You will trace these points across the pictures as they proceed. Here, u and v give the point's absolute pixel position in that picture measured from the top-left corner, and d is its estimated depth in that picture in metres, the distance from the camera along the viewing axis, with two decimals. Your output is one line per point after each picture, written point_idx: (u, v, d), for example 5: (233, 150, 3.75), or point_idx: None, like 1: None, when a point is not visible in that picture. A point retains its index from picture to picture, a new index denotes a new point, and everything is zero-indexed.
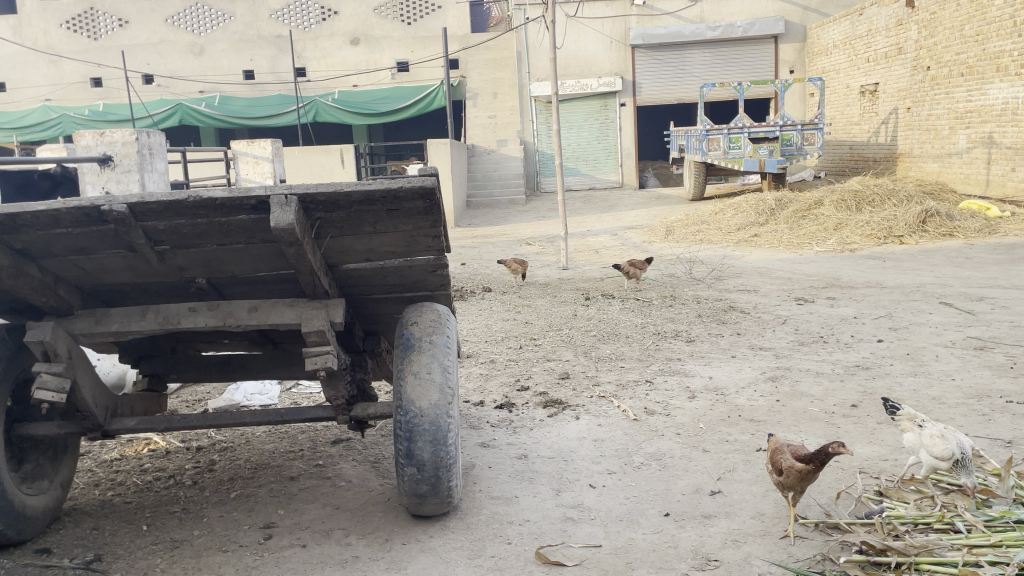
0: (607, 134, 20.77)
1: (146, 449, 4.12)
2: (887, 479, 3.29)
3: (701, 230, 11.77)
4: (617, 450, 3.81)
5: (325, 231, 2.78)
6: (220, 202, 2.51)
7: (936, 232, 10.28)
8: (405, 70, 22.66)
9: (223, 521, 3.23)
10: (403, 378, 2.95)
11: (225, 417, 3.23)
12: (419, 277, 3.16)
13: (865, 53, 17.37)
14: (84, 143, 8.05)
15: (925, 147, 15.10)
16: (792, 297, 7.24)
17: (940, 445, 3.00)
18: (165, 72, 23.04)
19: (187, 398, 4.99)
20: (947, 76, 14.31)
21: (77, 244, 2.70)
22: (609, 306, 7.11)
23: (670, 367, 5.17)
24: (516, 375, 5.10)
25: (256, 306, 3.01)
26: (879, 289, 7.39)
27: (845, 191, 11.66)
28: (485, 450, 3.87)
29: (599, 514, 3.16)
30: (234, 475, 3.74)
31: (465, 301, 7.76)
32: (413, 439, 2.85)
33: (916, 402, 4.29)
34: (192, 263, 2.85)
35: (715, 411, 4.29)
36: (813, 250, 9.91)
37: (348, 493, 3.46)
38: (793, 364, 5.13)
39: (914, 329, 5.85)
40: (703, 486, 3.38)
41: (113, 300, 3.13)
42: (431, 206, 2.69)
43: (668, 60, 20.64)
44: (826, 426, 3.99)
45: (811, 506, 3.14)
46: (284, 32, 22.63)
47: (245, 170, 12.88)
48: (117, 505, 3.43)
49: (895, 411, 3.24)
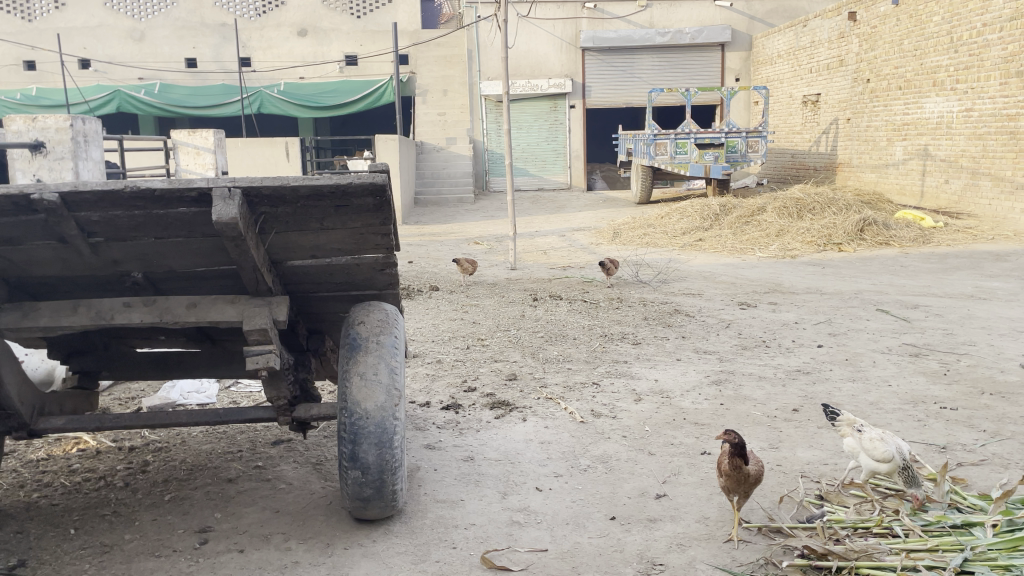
0: (556, 135, 20.85)
1: (75, 448, 3.96)
2: (826, 483, 3.34)
3: (647, 233, 11.89)
4: (564, 452, 3.79)
5: (269, 226, 2.69)
6: (159, 192, 2.41)
7: (873, 241, 10.58)
8: (353, 63, 22.36)
9: (157, 525, 3.11)
10: (348, 379, 2.87)
11: (161, 417, 3.11)
12: (366, 276, 3.09)
13: (807, 64, 17.78)
14: (14, 128, 7.69)
15: (863, 158, 15.54)
16: (735, 301, 7.35)
17: (880, 448, 3.05)
18: (104, 57, 22.33)
19: (119, 396, 4.81)
20: (885, 89, 14.74)
21: (3, 235, 2.56)
22: (555, 307, 7.11)
23: (617, 369, 5.19)
24: (463, 376, 5.04)
25: (195, 303, 2.91)
26: (819, 296, 7.55)
27: (787, 199, 11.93)
28: (430, 452, 3.81)
29: (545, 518, 3.14)
30: (169, 478, 3.61)
31: (411, 299, 7.68)
32: (358, 441, 2.79)
33: (855, 407, 4.37)
34: (128, 256, 2.73)
35: (660, 414, 4.32)
36: (756, 256, 10.08)
37: (289, 496, 3.37)
38: (736, 367, 5.20)
39: (852, 335, 5.99)
40: (648, 489, 3.39)
41: (42, 293, 2.98)
42: (381, 203, 2.62)
43: (617, 64, 20.80)
44: (768, 430, 4.05)
45: (754, 509, 3.17)
46: (228, 21, 22.12)
47: (186, 160, 12.52)
48: (43, 508, 3.27)
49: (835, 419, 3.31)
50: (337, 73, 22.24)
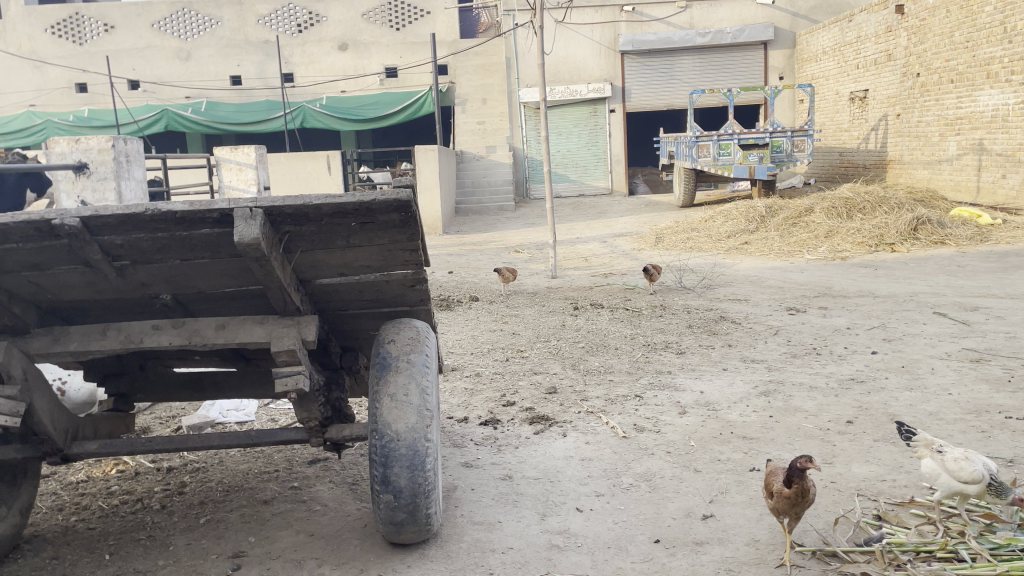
0: (597, 140, 20.68)
1: (115, 470, 3.95)
2: (884, 501, 3.15)
3: (691, 237, 11.66)
4: (605, 469, 3.67)
5: (295, 246, 2.62)
6: (181, 214, 2.36)
7: (927, 240, 10.22)
8: (393, 75, 22.49)
9: (190, 550, 3.07)
10: (378, 399, 2.79)
11: (193, 440, 3.06)
12: (397, 293, 3.01)
13: (854, 59, 17.34)
14: (59, 150, 7.85)
15: (915, 154, 15.06)
16: (783, 307, 7.12)
17: (967, 469, 2.78)
18: (152, 77, 22.83)
19: (161, 415, 4.82)
20: (936, 82, 14.28)
21: (29, 260, 2.54)
22: (597, 316, 6.97)
23: (661, 380, 5.03)
24: (502, 390, 4.93)
25: (223, 324, 2.86)
26: (872, 299, 7.27)
27: (836, 198, 11.59)
28: (468, 470, 3.71)
29: (585, 541, 3.01)
30: (205, 499, 3.57)
31: (450, 311, 7.61)
32: (389, 464, 2.69)
33: (914, 418, 4.15)
34: (155, 278, 2.69)
35: (706, 428, 4.15)
36: (805, 259, 9.79)
37: (323, 518, 3.30)
38: (786, 377, 5.01)
39: (909, 341, 5.74)
40: (694, 510, 3.24)
41: (73, 318, 2.96)
42: (408, 218, 2.53)
43: (657, 66, 20.58)
44: (821, 444, 3.86)
45: (807, 531, 2.99)
46: (271, 38, 22.46)
47: (228, 176, 12.70)
48: (80, 532, 3.25)
49: (913, 437, 3.04)
50: (378, 85, 22.39)
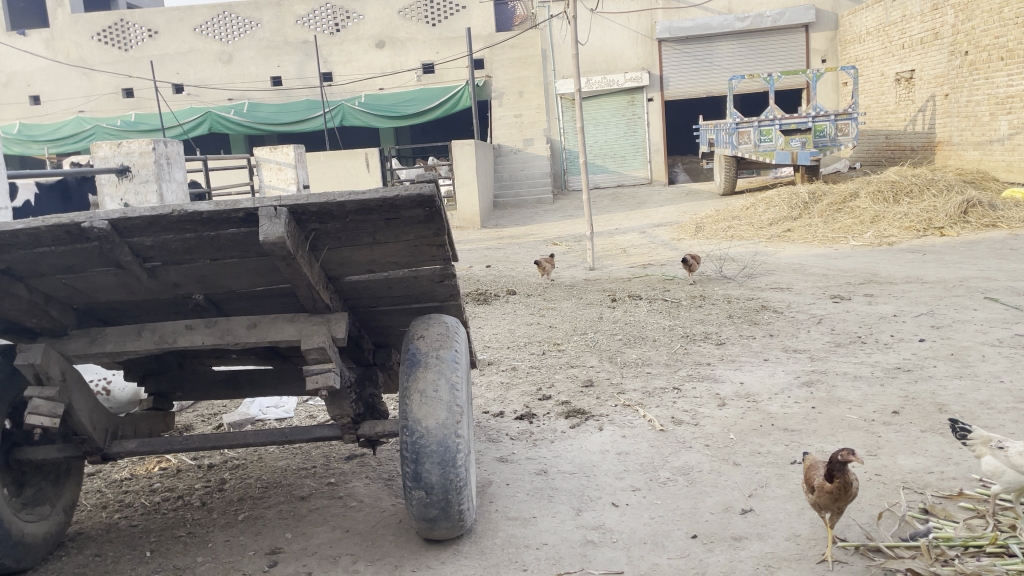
0: (635, 130, 20.48)
1: (157, 467, 4.02)
2: (931, 495, 3.05)
3: (732, 226, 11.47)
4: (642, 463, 3.62)
5: (321, 244, 2.63)
6: (207, 214, 2.37)
7: (978, 223, 9.89)
8: (430, 71, 22.56)
9: (229, 547, 3.10)
10: (409, 396, 2.78)
11: (228, 437, 3.09)
12: (426, 288, 3.00)
13: (899, 39, 16.88)
14: (101, 154, 8.00)
15: (964, 135, 14.61)
16: (827, 295, 6.96)
17: None
18: (195, 80, 23.25)
19: (203, 412, 4.89)
20: (986, 60, 13.82)
21: (63, 263, 2.58)
22: (635, 307, 6.89)
23: (699, 372, 4.95)
24: (538, 384, 4.90)
25: (255, 323, 2.87)
26: (919, 285, 7.07)
27: (881, 182, 11.32)
28: (503, 465, 3.70)
29: (621, 536, 2.97)
30: (243, 496, 3.61)
31: (487, 304, 7.60)
32: (420, 461, 2.69)
33: (962, 408, 4.02)
34: (187, 279, 2.72)
35: (746, 420, 4.07)
36: (849, 245, 9.56)
37: (359, 514, 3.31)
38: (829, 367, 4.89)
39: (958, 327, 5.56)
40: (733, 504, 3.17)
41: (109, 319, 3.01)
42: (433, 213, 2.52)
43: (695, 53, 20.29)
44: (865, 435, 3.75)
45: (850, 526, 2.90)
46: (310, 38, 22.68)
47: (268, 176, 12.85)
48: (123, 529, 3.31)
49: (968, 436, 2.95)
50: (415, 81, 22.46)
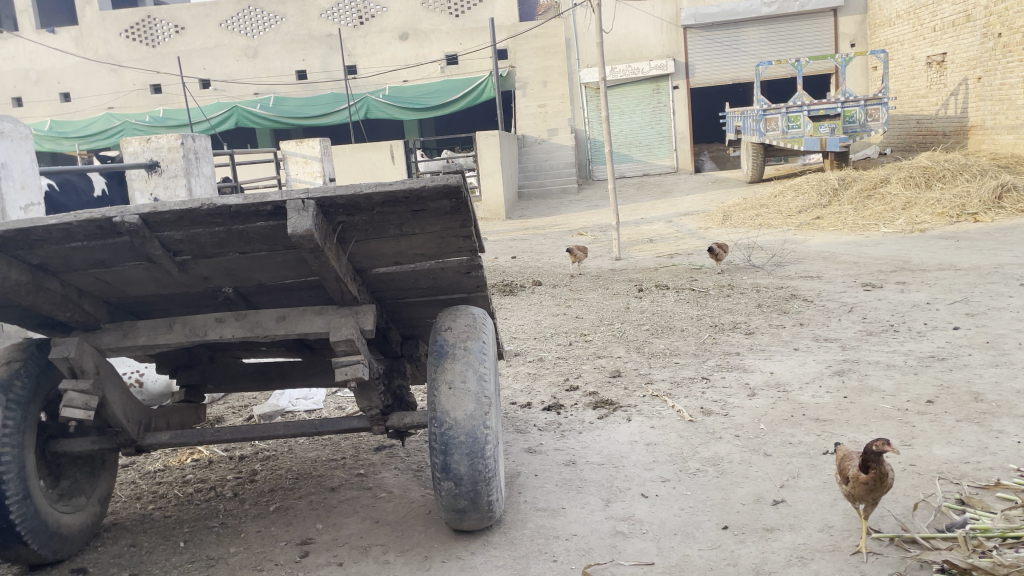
0: (660, 118, 20.32)
1: (190, 459, 4.07)
2: (968, 485, 2.99)
3: (759, 214, 11.35)
4: (671, 454, 3.59)
5: (349, 236, 2.63)
6: (235, 208, 2.38)
7: (1013, 208, 9.68)
8: (454, 62, 22.54)
9: (261, 537, 3.13)
10: (436, 388, 2.78)
11: (258, 429, 3.11)
12: (452, 280, 2.99)
13: (930, 22, 16.56)
14: (131, 150, 8.09)
15: (998, 118, 14.30)
16: (858, 283, 6.86)
17: None
18: (221, 75, 23.45)
19: (233, 404, 4.94)
20: (1020, 42, 13.51)
21: (96, 258, 2.61)
22: (662, 297, 6.84)
23: (728, 362, 4.91)
24: (565, 375, 4.89)
25: (284, 315, 2.89)
26: (953, 272, 6.94)
27: (913, 168, 11.15)
28: (531, 456, 3.69)
29: (651, 527, 2.95)
30: (274, 487, 3.64)
31: (513, 295, 7.59)
32: (448, 452, 2.69)
33: (999, 396, 3.93)
34: (217, 272, 2.74)
35: (777, 410, 4.03)
36: (880, 232, 9.41)
37: (388, 505, 3.32)
38: (861, 356, 4.82)
39: (994, 315, 5.45)
40: (764, 495, 3.14)
41: (141, 312, 3.05)
42: (459, 205, 2.51)
43: (721, 40, 20.07)
44: (899, 425, 3.70)
45: (884, 517, 2.86)
46: (334, 31, 22.76)
47: (295, 169, 12.92)
48: (157, 520, 3.36)
49: None
50: (439, 72, 22.46)
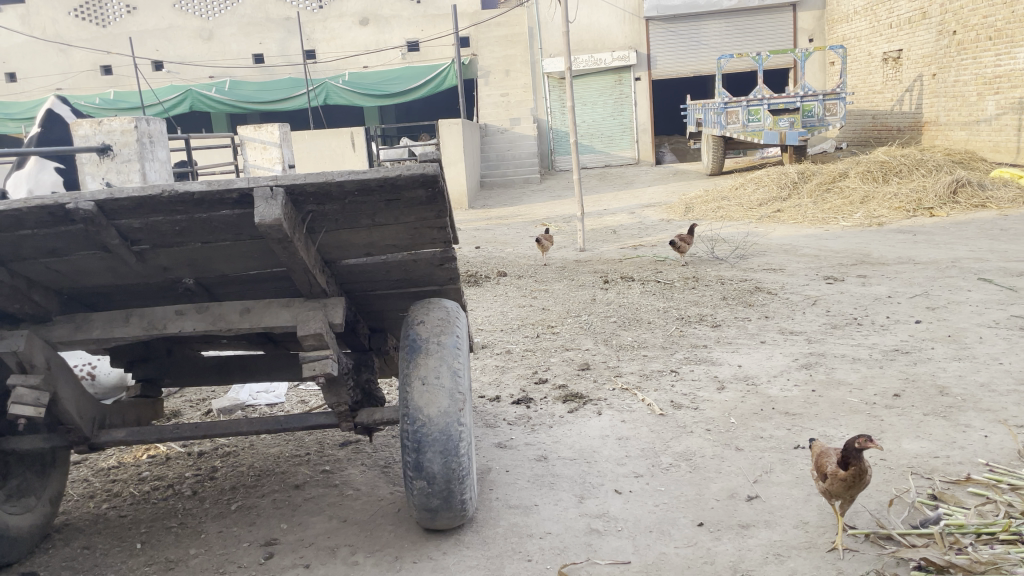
0: (622, 110, 20.35)
1: (146, 455, 3.92)
2: (939, 480, 3.01)
3: (721, 206, 11.41)
4: (643, 449, 3.55)
5: (318, 226, 2.52)
6: (199, 196, 2.26)
7: (968, 204, 9.89)
8: (415, 49, 22.28)
9: (222, 538, 3.01)
10: (409, 384, 2.69)
11: (220, 427, 2.99)
12: (424, 272, 2.90)
13: (887, 19, 16.82)
14: (81, 132, 7.79)
15: (952, 115, 14.60)
16: (821, 276, 6.92)
17: None
18: (174, 57, 22.85)
19: (190, 398, 4.79)
20: (974, 40, 13.78)
21: (47, 247, 2.46)
22: (628, 289, 6.81)
23: (697, 355, 4.89)
24: (533, 367, 4.83)
25: (249, 308, 2.77)
26: (912, 266, 7.04)
27: (871, 162, 11.31)
28: (502, 451, 3.62)
29: (626, 525, 2.91)
30: (236, 485, 3.52)
31: (478, 286, 7.50)
32: (421, 450, 2.60)
33: (964, 390, 3.98)
34: (177, 262, 2.60)
35: (747, 404, 4.02)
36: (840, 226, 9.53)
37: (356, 504, 3.23)
38: (827, 349, 4.84)
39: (954, 309, 5.53)
40: (738, 490, 3.12)
41: (96, 304, 2.90)
42: (435, 195, 2.42)
43: (683, 32, 20.16)
44: (868, 419, 3.71)
45: (859, 513, 2.85)
46: (291, 15, 22.31)
47: (253, 155, 12.59)
48: (112, 520, 3.21)
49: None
50: (400, 59, 22.18)
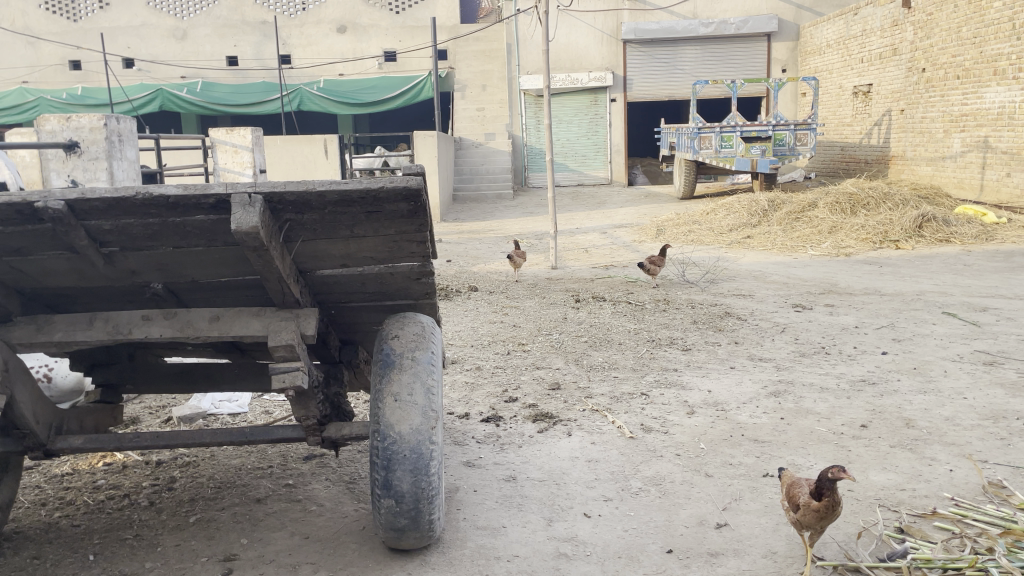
0: (596, 130, 20.51)
1: (102, 463, 3.80)
2: (906, 513, 3.02)
3: (692, 230, 11.51)
4: (613, 472, 3.53)
5: (296, 235, 2.46)
6: (174, 199, 2.20)
7: (933, 238, 10.09)
8: (392, 59, 22.25)
9: (179, 552, 2.92)
10: (381, 400, 2.64)
11: (182, 437, 2.90)
12: (400, 286, 2.85)
13: (859, 53, 17.17)
14: (48, 128, 7.62)
15: (918, 150, 14.91)
16: (789, 303, 6.99)
17: None
18: (147, 56, 22.55)
19: (150, 404, 4.67)
20: (942, 78, 14.12)
21: (12, 245, 2.38)
22: (600, 310, 6.81)
23: (667, 378, 4.89)
24: (503, 385, 4.79)
25: (218, 315, 2.70)
26: (878, 297, 7.15)
27: (840, 193, 11.47)
28: (470, 470, 3.57)
29: (595, 550, 2.87)
30: (195, 496, 3.42)
31: (450, 301, 7.44)
32: (391, 468, 2.55)
33: (930, 423, 4.02)
34: (147, 266, 2.53)
35: (716, 430, 4.02)
36: (808, 254, 9.66)
37: (319, 520, 3.15)
38: (795, 377, 4.87)
39: (919, 341, 5.61)
40: (707, 517, 3.10)
41: (59, 306, 2.80)
42: (417, 208, 2.38)
43: (659, 56, 20.37)
44: (835, 449, 3.73)
45: (828, 544, 2.85)
46: (269, 19, 22.17)
47: (224, 158, 12.40)
48: (64, 530, 3.09)
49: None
50: (377, 68, 22.12)
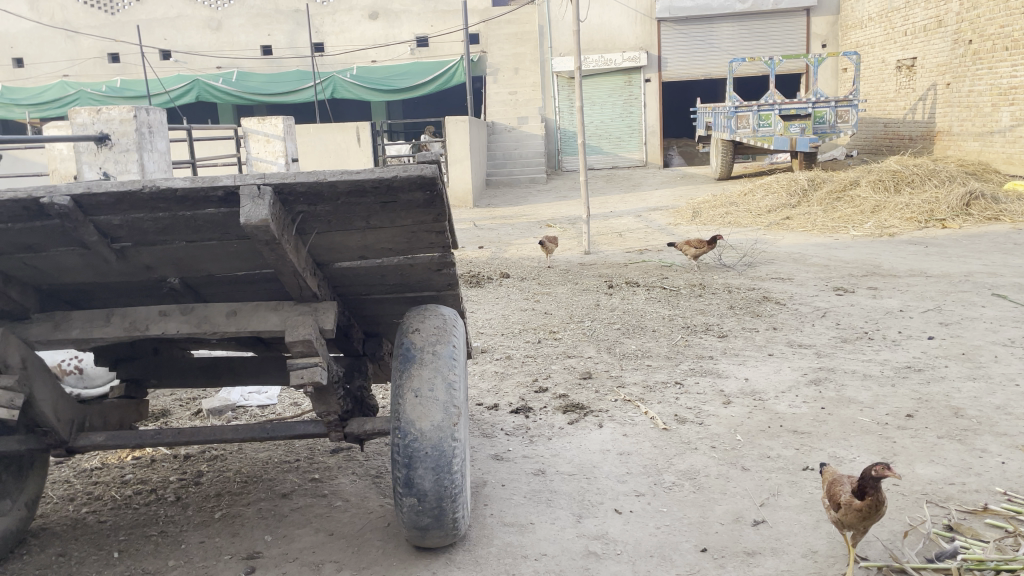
0: (631, 111, 20.20)
1: (130, 457, 3.79)
2: (955, 510, 2.87)
3: (729, 212, 11.25)
4: (645, 466, 3.42)
5: (309, 227, 2.39)
6: (182, 192, 2.13)
7: (981, 216, 9.74)
8: (424, 44, 22.16)
9: (203, 549, 2.88)
10: (402, 396, 2.56)
11: (203, 433, 2.85)
12: (421, 277, 2.76)
13: (902, 26, 16.64)
14: (79, 121, 7.67)
15: (965, 125, 14.43)
16: (830, 286, 6.77)
17: None
18: (183, 47, 22.76)
19: (181, 397, 4.67)
20: (990, 50, 13.61)
21: (23, 242, 2.33)
22: (633, 295, 6.67)
23: (702, 366, 4.75)
24: (534, 375, 4.69)
25: (236, 310, 2.64)
26: (924, 279, 6.89)
27: (883, 171, 11.12)
28: (498, 464, 3.49)
29: (626, 548, 2.77)
30: (221, 491, 3.39)
31: (480, 288, 7.35)
32: (413, 466, 2.47)
33: (979, 413, 3.83)
34: (161, 261, 2.47)
35: (754, 421, 3.88)
36: (849, 235, 9.38)
37: (344, 516, 3.09)
38: (837, 364, 4.70)
39: (967, 325, 5.38)
40: (744, 514, 2.98)
41: (78, 302, 2.77)
42: (434, 197, 2.28)
43: (694, 35, 20.00)
44: (879, 440, 3.57)
45: (870, 543, 2.71)
46: (301, 7, 22.22)
47: (256, 148, 12.44)
48: (90, 526, 3.08)
49: None
50: (409, 54, 22.05)
